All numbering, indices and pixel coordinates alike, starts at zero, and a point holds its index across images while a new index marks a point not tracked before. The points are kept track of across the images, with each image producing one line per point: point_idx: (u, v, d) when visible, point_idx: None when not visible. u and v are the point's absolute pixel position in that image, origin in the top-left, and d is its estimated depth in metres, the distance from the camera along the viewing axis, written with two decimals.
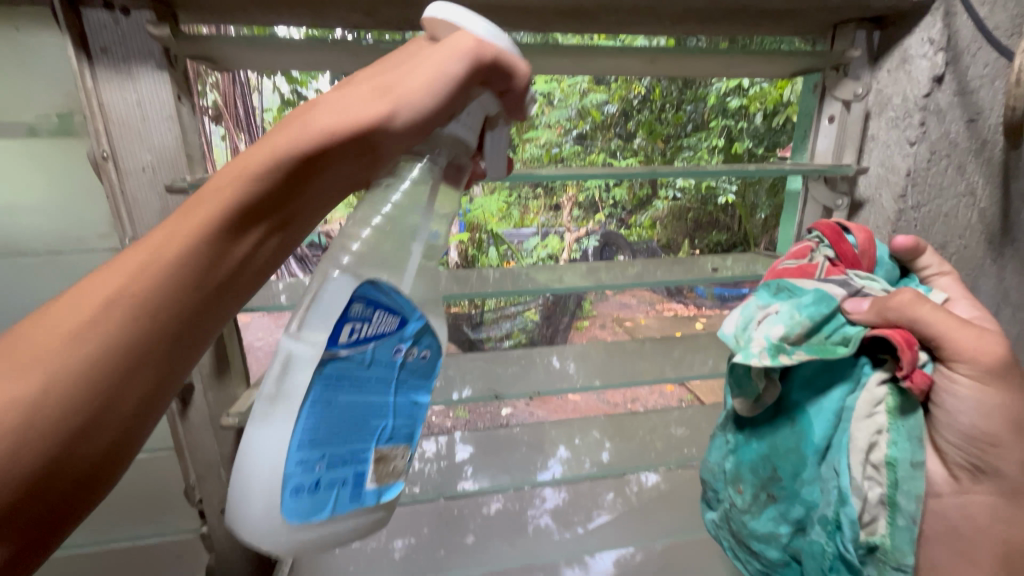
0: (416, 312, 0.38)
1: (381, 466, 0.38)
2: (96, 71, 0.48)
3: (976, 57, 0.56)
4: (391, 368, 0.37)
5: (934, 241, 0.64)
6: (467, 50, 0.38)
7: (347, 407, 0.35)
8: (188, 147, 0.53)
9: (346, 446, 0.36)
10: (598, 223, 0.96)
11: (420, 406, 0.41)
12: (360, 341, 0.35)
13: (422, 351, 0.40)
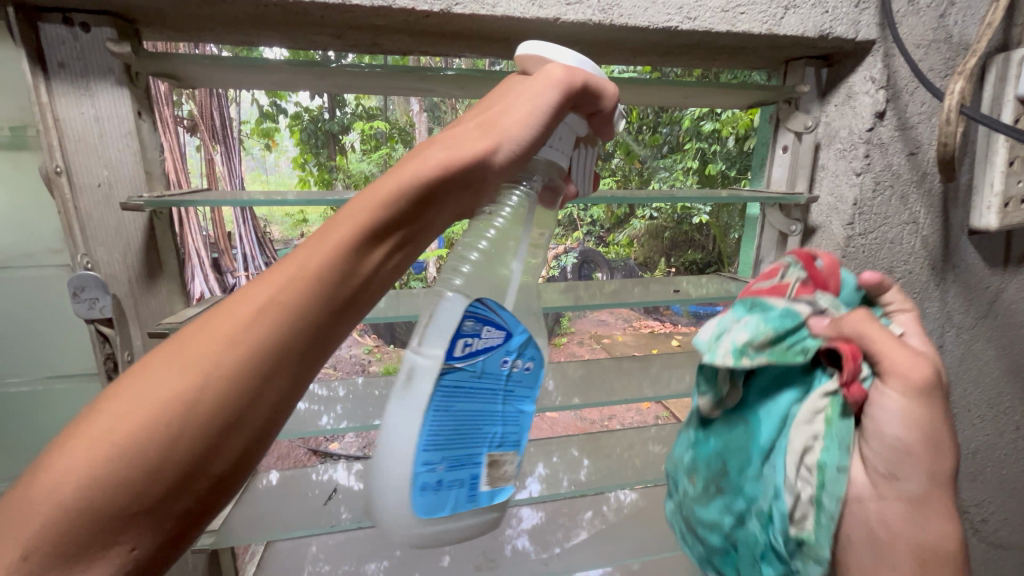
0: (518, 325, 0.38)
1: (492, 471, 0.39)
2: (53, 85, 0.47)
3: (914, 96, 0.61)
4: (498, 380, 0.38)
5: (883, 266, 0.67)
6: (565, 84, 0.37)
7: (461, 415, 0.37)
8: (147, 164, 0.53)
9: (461, 450, 0.37)
10: (576, 241, 1.22)
11: (527, 414, 0.41)
12: (472, 354, 0.36)
13: (525, 363, 0.39)
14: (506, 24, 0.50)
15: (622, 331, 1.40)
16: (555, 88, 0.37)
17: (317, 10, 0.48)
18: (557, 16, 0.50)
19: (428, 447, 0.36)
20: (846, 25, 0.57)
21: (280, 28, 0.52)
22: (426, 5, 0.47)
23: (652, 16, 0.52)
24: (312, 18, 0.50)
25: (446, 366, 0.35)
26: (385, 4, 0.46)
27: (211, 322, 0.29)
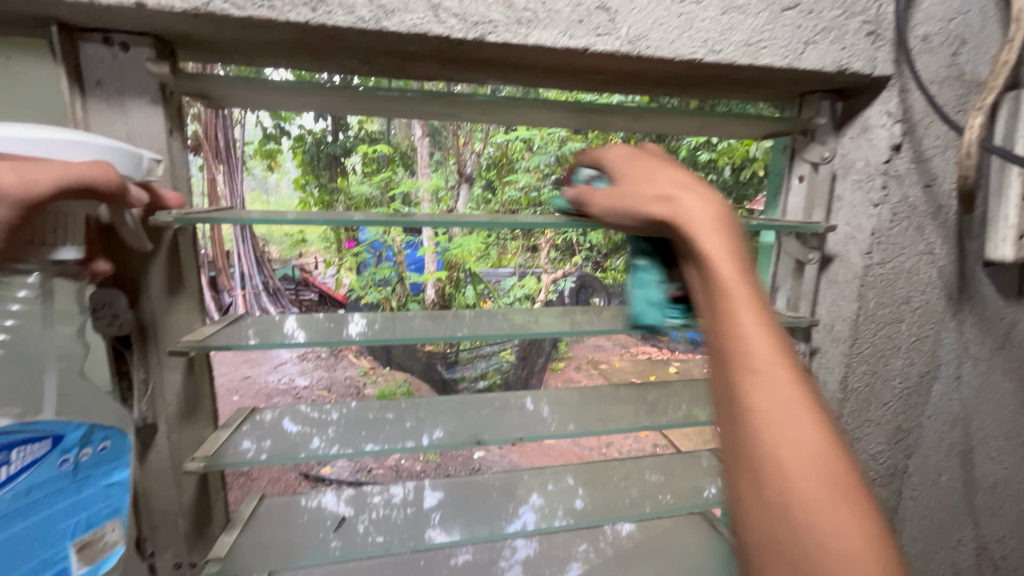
0: (71, 425, 0.44)
1: (86, 552, 0.44)
2: (88, 103, 0.48)
3: (929, 129, 0.62)
4: (64, 476, 0.43)
5: (901, 295, 0.67)
6: (23, 194, 0.34)
7: (18, 530, 0.40)
8: (176, 181, 0.53)
9: (32, 561, 0.41)
10: (574, 265, 1.24)
11: (115, 486, 0.48)
12: (4, 482, 0.39)
13: (99, 444, 0.46)
14: (537, 53, 0.51)
15: (619, 357, 1.31)
16: (48, 185, 0.35)
17: (354, 36, 0.48)
18: (586, 46, 0.51)
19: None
20: (864, 61, 0.58)
21: (311, 53, 0.53)
22: (460, 33, 0.48)
23: (678, 49, 0.53)
24: (346, 43, 0.51)
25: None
26: (421, 31, 0.47)
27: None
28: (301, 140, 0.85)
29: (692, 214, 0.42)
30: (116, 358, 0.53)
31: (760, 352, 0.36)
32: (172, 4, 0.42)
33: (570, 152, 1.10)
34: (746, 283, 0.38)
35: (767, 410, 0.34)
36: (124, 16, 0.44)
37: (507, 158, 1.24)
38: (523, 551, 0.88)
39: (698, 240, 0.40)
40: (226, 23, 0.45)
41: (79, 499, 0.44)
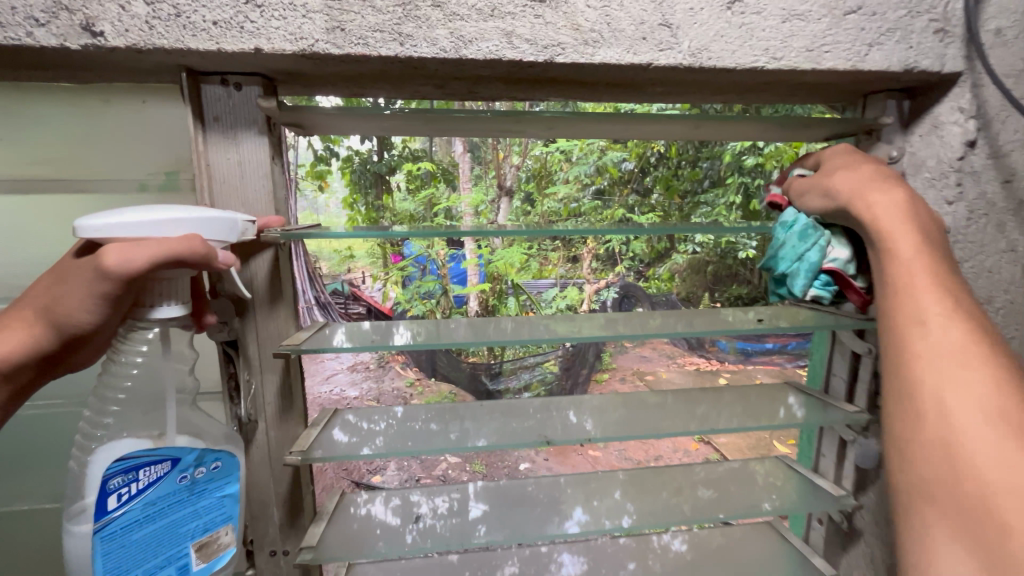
0: (188, 449, 0.48)
1: (203, 552, 0.51)
2: (208, 137, 0.55)
3: (1006, 125, 0.61)
4: (183, 491, 0.49)
5: (981, 294, 0.65)
6: (120, 268, 0.39)
7: (144, 535, 0.47)
8: (277, 201, 0.59)
9: (158, 557, 0.48)
10: (619, 273, 1.35)
11: (230, 497, 0.52)
12: (128, 499, 0.45)
13: (211, 464, 0.50)
14: (603, 70, 0.55)
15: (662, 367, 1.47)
16: (146, 262, 0.40)
17: (434, 65, 0.53)
18: (650, 61, 0.54)
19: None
20: (932, 59, 0.58)
21: (395, 81, 0.59)
22: (532, 56, 0.52)
23: (739, 58, 0.55)
24: (426, 71, 0.56)
25: (102, 520, 0.44)
26: (496, 57, 0.52)
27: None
28: (348, 161, 0.98)
29: (902, 214, 0.51)
30: (226, 360, 0.60)
31: (948, 344, 0.45)
32: (284, 48, 0.48)
33: (607, 163, 1.30)
34: (935, 271, 0.49)
35: (935, 350, 0.45)
36: (243, 60, 0.50)
37: (546, 169, 1.36)
38: (570, 569, 0.83)
39: (898, 256, 0.50)
40: (326, 61, 0.51)
41: (197, 508, 0.50)
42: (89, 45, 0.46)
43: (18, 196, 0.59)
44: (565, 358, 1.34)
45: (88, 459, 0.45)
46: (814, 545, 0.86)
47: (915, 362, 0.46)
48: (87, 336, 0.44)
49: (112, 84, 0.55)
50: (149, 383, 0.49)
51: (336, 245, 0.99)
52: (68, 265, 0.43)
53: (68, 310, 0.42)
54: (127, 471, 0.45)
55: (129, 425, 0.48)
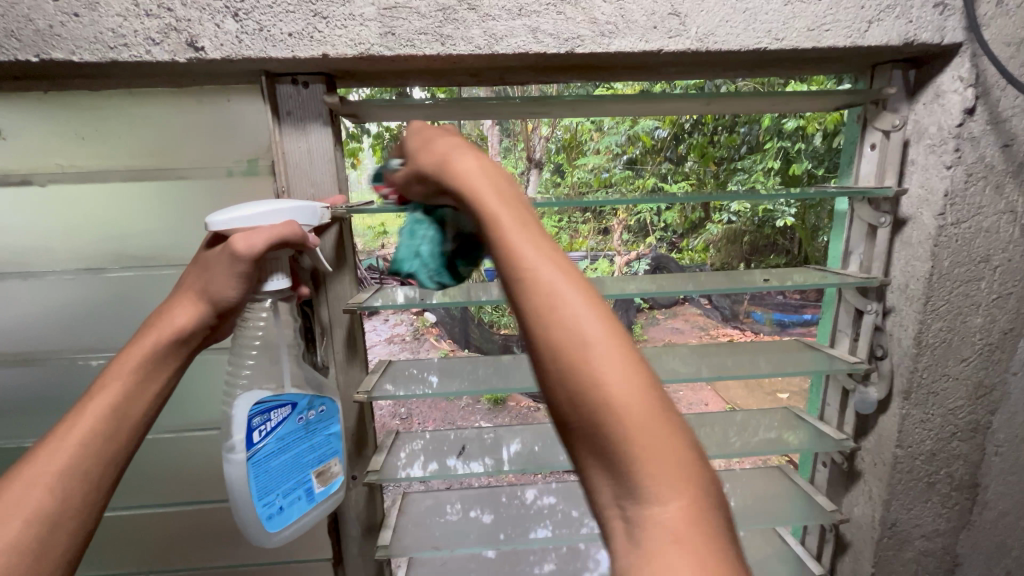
0: (302, 396, 0.61)
1: (321, 477, 0.65)
2: (283, 128, 0.66)
3: (1004, 92, 0.64)
4: (302, 429, 0.62)
5: (978, 254, 0.70)
6: (248, 247, 0.52)
7: (281, 463, 0.60)
8: (340, 183, 0.69)
9: (291, 481, 0.61)
10: (651, 245, 1.19)
11: (334, 435, 0.66)
12: (267, 434, 0.58)
13: (320, 408, 0.64)
14: (617, 57, 0.61)
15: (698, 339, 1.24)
16: (263, 245, 0.52)
17: (470, 60, 0.61)
18: (661, 48, 0.60)
19: (263, 494, 0.58)
20: (932, 32, 0.62)
21: (436, 74, 0.67)
22: (554, 49, 0.59)
23: (744, 41, 0.61)
24: (462, 65, 0.64)
25: (251, 449, 0.56)
26: (524, 51, 0.59)
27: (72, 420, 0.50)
28: None
29: (476, 158, 0.46)
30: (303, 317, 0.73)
31: (536, 258, 0.38)
32: (346, 52, 0.58)
33: (640, 131, 1.18)
34: (532, 214, 0.42)
35: (550, 271, 0.38)
36: (311, 63, 0.60)
37: (576, 140, 1.20)
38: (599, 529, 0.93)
39: (479, 181, 0.44)
40: (380, 60, 0.60)
41: (313, 443, 0.63)
42: (194, 57, 0.57)
43: (133, 183, 0.70)
44: None
45: (232, 406, 0.56)
46: (818, 486, 0.94)
47: (522, 297, 0.38)
48: (230, 311, 0.57)
49: (205, 87, 0.67)
50: (269, 346, 0.61)
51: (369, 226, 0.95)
52: (205, 256, 0.56)
53: (213, 290, 0.55)
54: (263, 414, 0.57)
55: (259, 377, 0.61)
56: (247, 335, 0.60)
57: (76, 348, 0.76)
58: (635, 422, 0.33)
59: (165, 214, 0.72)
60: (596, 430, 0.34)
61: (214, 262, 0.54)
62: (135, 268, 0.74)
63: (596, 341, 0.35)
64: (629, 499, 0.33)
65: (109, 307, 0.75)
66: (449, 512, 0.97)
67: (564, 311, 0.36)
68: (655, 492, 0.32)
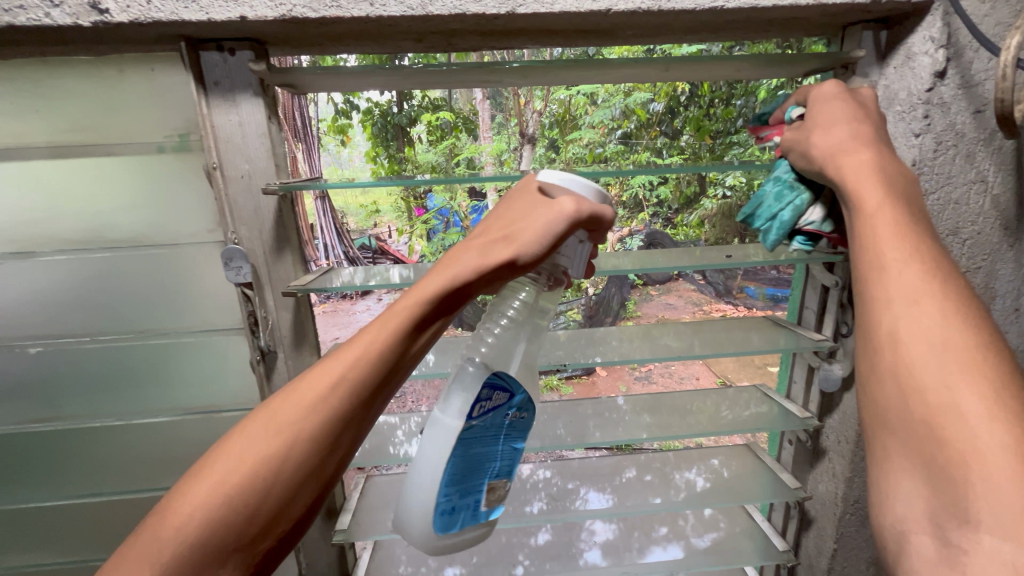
0: (520, 388, 0.57)
1: (491, 496, 0.58)
2: (210, 100, 0.62)
3: (977, 53, 0.61)
4: (501, 425, 0.57)
5: (947, 226, 0.67)
6: (572, 212, 0.50)
7: (474, 453, 0.54)
8: (277, 159, 0.65)
9: (471, 482, 0.55)
10: (644, 223, 1.24)
11: (517, 450, 0.60)
12: (482, 413, 0.53)
13: (521, 412, 0.59)
14: (565, 17, 0.57)
15: (691, 316, 1.30)
16: (589, 211, 0.51)
17: (405, 23, 0.57)
18: (609, 7, 0.56)
19: (448, 483, 0.53)
20: None
21: (374, 39, 0.63)
22: (494, 9, 0.55)
23: None
24: (399, 28, 0.59)
25: (466, 422, 0.52)
26: (461, 11, 0.55)
27: (314, 372, 0.50)
28: (370, 114, 1.02)
29: (866, 164, 0.54)
30: (244, 299, 0.69)
31: (899, 286, 0.49)
32: (266, 14, 0.53)
33: (633, 106, 1.22)
34: (897, 216, 0.52)
35: (894, 291, 0.49)
36: (230, 27, 0.55)
37: (569, 114, 1.24)
38: (597, 504, 0.92)
39: (861, 187, 0.53)
40: (306, 24, 0.56)
41: (499, 451, 0.57)
42: (98, 21, 0.52)
43: (59, 161, 0.66)
44: (589, 309, 1.50)
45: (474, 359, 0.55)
46: (785, 463, 0.94)
47: (876, 312, 0.50)
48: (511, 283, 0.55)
49: (125, 56, 0.62)
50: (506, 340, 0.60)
51: (362, 202, 0.96)
52: (522, 207, 0.53)
53: (521, 239, 0.51)
54: (490, 387, 0.53)
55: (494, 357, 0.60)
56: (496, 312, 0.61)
57: (16, 336, 0.73)
58: (983, 413, 0.41)
59: (97, 194, 0.68)
60: (923, 424, 0.44)
61: (531, 207, 0.53)
62: (69, 251, 0.70)
63: (908, 348, 0.46)
64: (952, 497, 0.40)
65: (46, 292, 0.71)
66: None
67: (901, 343, 0.47)
68: (975, 504, 0.38)
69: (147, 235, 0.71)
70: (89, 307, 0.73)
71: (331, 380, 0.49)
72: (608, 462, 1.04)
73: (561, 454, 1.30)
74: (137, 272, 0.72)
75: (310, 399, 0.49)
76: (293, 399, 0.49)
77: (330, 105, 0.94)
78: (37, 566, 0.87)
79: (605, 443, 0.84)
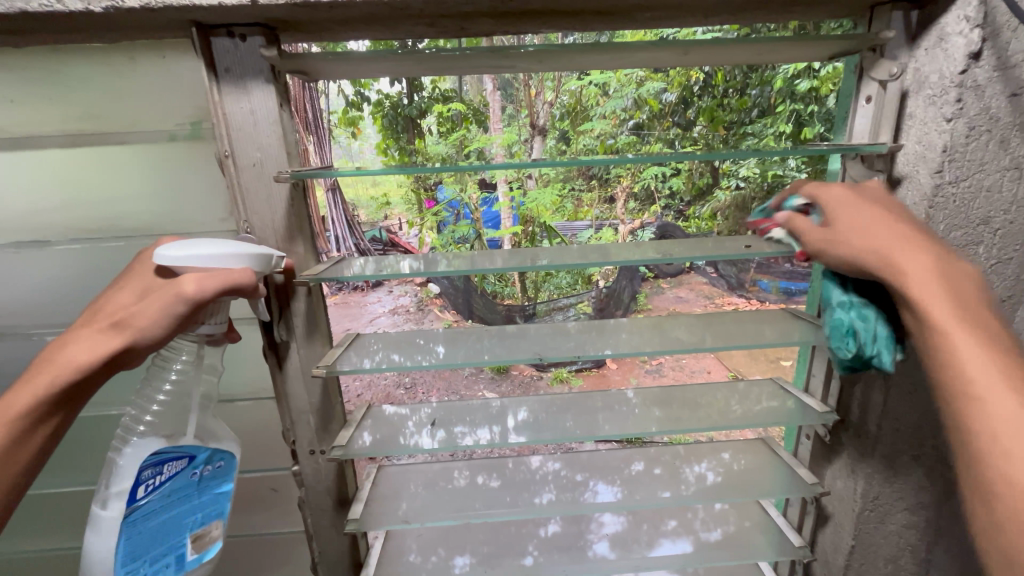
0: (200, 449, 0.62)
1: (197, 542, 0.64)
2: (221, 87, 0.61)
3: (1014, 33, 0.58)
4: (192, 484, 0.62)
5: (977, 216, 0.65)
6: (196, 295, 0.51)
7: (160, 522, 0.59)
8: (288, 146, 0.65)
9: (162, 547, 0.60)
10: (656, 213, 1.27)
11: (223, 494, 0.66)
12: (153, 489, 0.58)
13: (216, 463, 0.64)
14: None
15: (703, 308, 1.27)
16: (213, 292, 0.52)
17: (417, 5, 0.56)
18: None
19: (131, 560, 0.57)
20: None
21: (386, 24, 0.62)
22: None
23: None
24: (411, 12, 0.58)
25: (131, 506, 0.56)
26: None
27: (25, 381, 0.51)
28: (379, 105, 0.96)
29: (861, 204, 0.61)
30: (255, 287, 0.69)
31: (939, 307, 0.53)
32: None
33: (645, 96, 1.21)
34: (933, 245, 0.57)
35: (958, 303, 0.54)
36: (242, 12, 0.55)
37: (581, 105, 1.31)
38: (606, 496, 0.91)
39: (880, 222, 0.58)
40: (316, 8, 0.55)
41: (199, 503, 0.63)
42: (109, 6, 0.52)
43: (72, 150, 0.66)
44: (598, 301, 1.42)
45: (125, 449, 0.57)
46: (801, 458, 0.92)
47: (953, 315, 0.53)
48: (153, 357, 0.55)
49: (135, 43, 0.62)
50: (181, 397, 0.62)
51: (373, 194, 0.98)
52: (149, 286, 0.55)
53: (143, 322, 0.52)
54: (156, 464, 0.57)
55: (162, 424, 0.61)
56: (160, 376, 0.60)
57: (34, 324, 0.74)
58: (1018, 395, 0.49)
59: (110, 183, 0.68)
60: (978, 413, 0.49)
61: (151, 292, 0.53)
62: (83, 240, 0.71)
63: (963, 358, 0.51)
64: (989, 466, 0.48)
65: (62, 281, 0.72)
66: (457, 477, 0.96)
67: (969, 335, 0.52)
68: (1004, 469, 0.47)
69: (160, 224, 0.71)
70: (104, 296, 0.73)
71: None
72: (617, 455, 1.03)
73: (570, 446, 1.30)
74: None
75: (25, 407, 0.50)
76: None
77: (340, 95, 0.86)
78: (58, 549, 0.89)
79: (620, 436, 0.83)
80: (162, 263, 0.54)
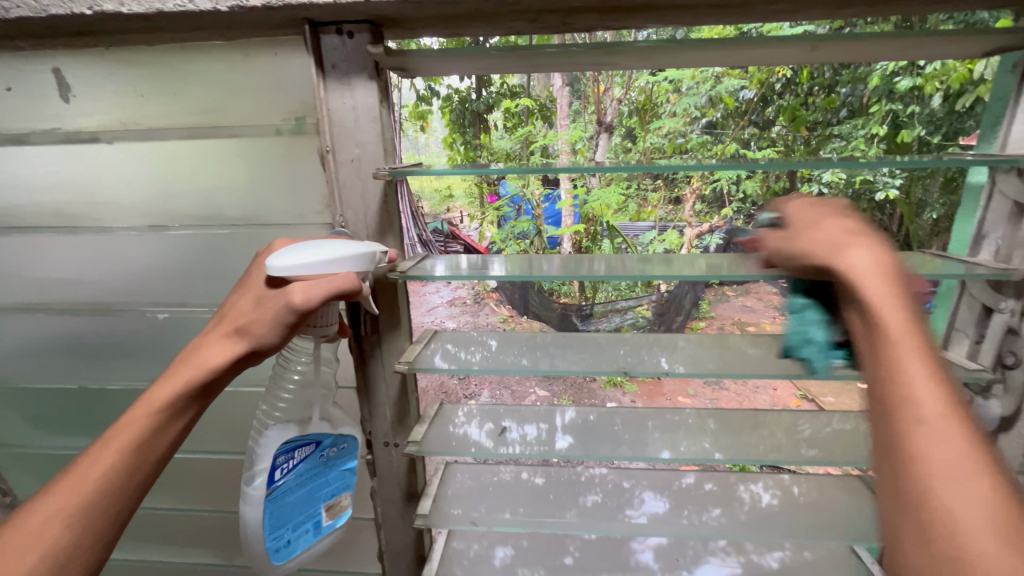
0: (326, 433, 0.65)
1: (331, 511, 0.68)
2: (327, 84, 0.62)
3: None
4: (321, 463, 0.66)
5: None
6: (308, 303, 0.53)
7: (295, 496, 0.63)
8: (386, 144, 0.65)
9: (301, 515, 0.64)
10: (724, 217, 1.11)
11: (349, 470, 0.70)
12: (287, 470, 0.61)
13: (340, 445, 0.67)
14: None
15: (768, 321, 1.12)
16: (321, 297, 0.53)
17: None
18: None
19: (275, 529, 0.61)
20: None
21: (490, 19, 0.60)
22: None
23: None
24: (517, 7, 0.56)
25: (271, 486, 0.60)
26: None
27: (147, 394, 0.53)
28: (448, 100, 0.93)
29: None
30: None
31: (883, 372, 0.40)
32: None
33: (721, 93, 1.19)
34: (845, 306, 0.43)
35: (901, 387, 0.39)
36: (354, 8, 0.55)
37: (651, 103, 1.31)
38: (651, 506, 0.87)
39: None
40: (425, 4, 0.54)
41: (329, 478, 0.67)
42: (235, 6, 0.54)
43: (188, 141, 0.71)
44: (659, 305, 1.31)
45: (264, 438, 0.60)
46: None
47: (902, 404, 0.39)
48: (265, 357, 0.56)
49: (251, 40, 0.65)
50: (303, 394, 0.64)
51: (436, 185, 0.95)
52: (268, 292, 0.55)
53: (261, 330, 0.54)
54: (287, 450, 0.60)
55: (290, 413, 0.63)
56: (284, 377, 0.63)
57: (147, 301, 0.79)
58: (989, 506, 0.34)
59: (220, 173, 0.72)
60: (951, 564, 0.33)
61: (263, 298, 0.55)
62: (193, 226, 0.75)
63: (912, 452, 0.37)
64: None
65: (174, 263, 0.77)
66: (503, 471, 0.96)
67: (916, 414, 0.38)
68: None
69: (261, 214, 0.74)
70: (208, 279, 0.78)
71: (112, 463, 0.50)
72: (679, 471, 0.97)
73: None
74: (250, 248, 0.76)
75: (166, 400, 0.52)
76: (67, 487, 0.48)
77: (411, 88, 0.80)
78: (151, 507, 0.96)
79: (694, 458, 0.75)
80: (272, 273, 0.54)
